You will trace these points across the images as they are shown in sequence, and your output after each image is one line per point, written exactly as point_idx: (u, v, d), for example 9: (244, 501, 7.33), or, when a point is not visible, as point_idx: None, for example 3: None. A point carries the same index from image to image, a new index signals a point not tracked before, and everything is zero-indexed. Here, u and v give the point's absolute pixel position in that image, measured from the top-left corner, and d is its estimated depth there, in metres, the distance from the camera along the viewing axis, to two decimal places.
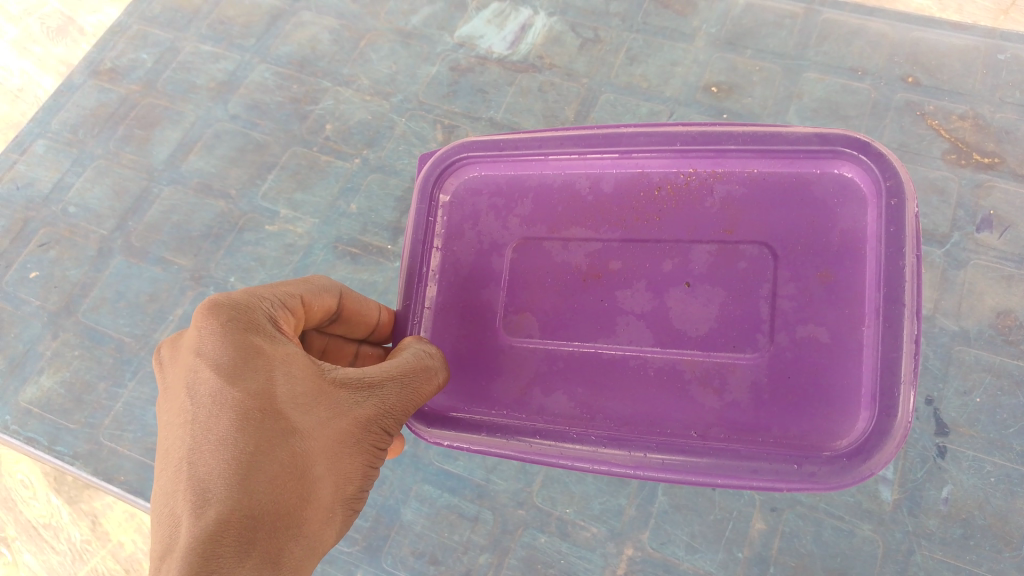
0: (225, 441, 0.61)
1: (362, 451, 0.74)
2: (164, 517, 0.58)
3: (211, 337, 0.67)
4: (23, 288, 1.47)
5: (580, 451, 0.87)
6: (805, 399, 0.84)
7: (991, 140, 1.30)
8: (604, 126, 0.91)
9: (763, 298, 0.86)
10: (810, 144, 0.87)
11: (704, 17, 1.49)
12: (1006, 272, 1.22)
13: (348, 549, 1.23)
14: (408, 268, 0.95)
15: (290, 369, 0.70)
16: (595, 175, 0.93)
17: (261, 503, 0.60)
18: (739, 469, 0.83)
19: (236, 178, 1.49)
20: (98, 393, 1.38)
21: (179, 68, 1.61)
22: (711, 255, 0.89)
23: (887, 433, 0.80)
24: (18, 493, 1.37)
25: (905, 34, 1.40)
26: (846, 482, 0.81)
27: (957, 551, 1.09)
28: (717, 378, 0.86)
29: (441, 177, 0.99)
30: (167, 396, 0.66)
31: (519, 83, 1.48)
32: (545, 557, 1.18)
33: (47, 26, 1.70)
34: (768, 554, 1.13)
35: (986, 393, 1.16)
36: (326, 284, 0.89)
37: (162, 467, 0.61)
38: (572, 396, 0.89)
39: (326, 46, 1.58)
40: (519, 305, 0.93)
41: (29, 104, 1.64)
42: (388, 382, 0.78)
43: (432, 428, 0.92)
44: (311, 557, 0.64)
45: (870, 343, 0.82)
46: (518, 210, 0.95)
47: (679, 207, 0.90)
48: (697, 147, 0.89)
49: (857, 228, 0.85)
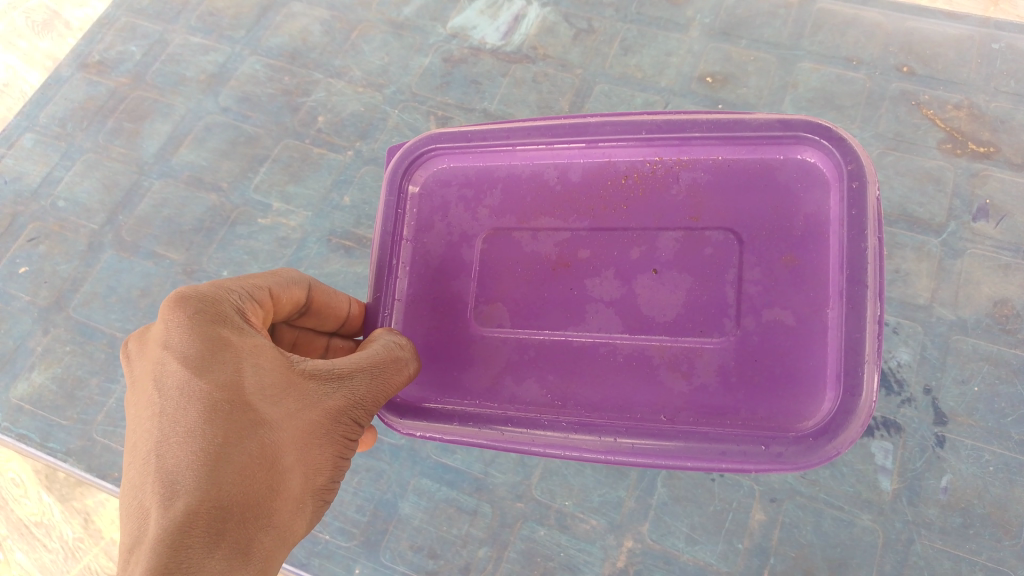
0: (193, 432, 0.59)
1: (331, 442, 0.72)
2: (132, 510, 0.56)
3: (178, 328, 0.66)
4: (11, 284, 1.44)
5: (551, 438, 0.86)
6: (773, 382, 0.83)
7: (986, 130, 1.30)
8: (570, 115, 0.90)
9: (730, 284, 0.85)
10: (771, 130, 0.87)
11: (699, 7, 1.48)
12: (1003, 261, 1.22)
13: (345, 545, 1.22)
14: (378, 261, 0.93)
15: (258, 360, 0.69)
16: (563, 165, 0.93)
17: (230, 494, 0.58)
18: (709, 452, 0.82)
19: (227, 171, 1.47)
20: (90, 389, 1.36)
21: (168, 61, 1.59)
22: (678, 242, 0.88)
23: (852, 413, 0.80)
24: (7, 492, 1.35)
25: (899, 23, 1.40)
26: (814, 462, 0.80)
27: (957, 540, 1.09)
28: (685, 363, 0.85)
29: (410, 169, 0.97)
30: (133, 389, 0.65)
31: (512, 73, 1.46)
32: (545, 550, 1.17)
33: (32, 20, 1.66)
34: (768, 545, 1.12)
35: (984, 382, 1.16)
36: (295, 276, 0.88)
37: (129, 460, 0.59)
38: (544, 384, 0.88)
39: (318, 37, 1.56)
40: (489, 295, 0.92)
41: (14, 98, 1.61)
42: (357, 373, 0.77)
43: (405, 419, 0.91)
44: (281, 548, 0.63)
45: (835, 324, 0.82)
46: (488, 200, 0.94)
47: (645, 195, 0.90)
48: (662, 135, 0.89)
49: (820, 213, 0.85)
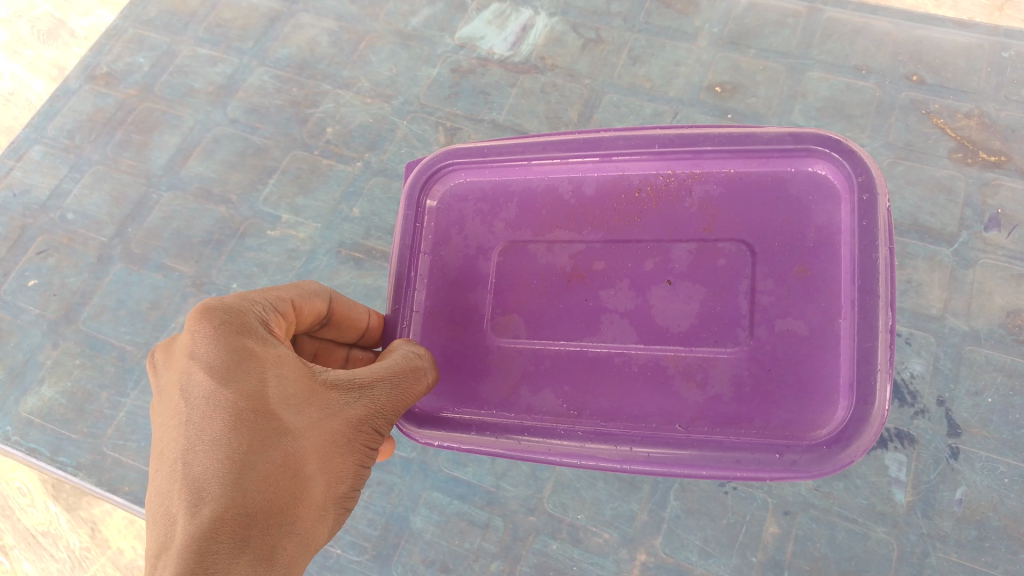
0: (219, 441, 0.60)
1: (353, 451, 0.72)
2: (159, 516, 0.57)
3: (204, 339, 0.66)
4: (21, 296, 1.45)
5: (568, 447, 0.86)
6: (786, 391, 0.83)
7: (997, 139, 1.29)
8: (584, 130, 0.90)
9: (742, 295, 0.85)
10: (783, 143, 0.86)
11: (706, 16, 1.48)
12: (1015, 271, 1.21)
13: (356, 559, 1.21)
14: (396, 273, 0.94)
15: (283, 370, 0.69)
16: (577, 179, 0.93)
17: (255, 501, 0.59)
18: (723, 460, 0.82)
19: (236, 184, 1.47)
20: (99, 403, 1.36)
21: (176, 72, 1.59)
22: (691, 254, 0.88)
23: (865, 421, 0.79)
24: (15, 502, 1.35)
25: (907, 32, 1.40)
26: (828, 470, 0.79)
27: (973, 553, 1.08)
28: (699, 372, 0.85)
29: (428, 184, 0.97)
30: (161, 398, 0.65)
31: (521, 84, 1.46)
32: (557, 564, 1.17)
33: (38, 29, 1.67)
34: (782, 558, 1.12)
35: (997, 393, 1.15)
36: (315, 288, 0.87)
37: (157, 467, 0.60)
38: (560, 393, 0.88)
39: (325, 48, 1.57)
40: (506, 307, 0.91)
41: (21, 107, 1.61)
42: (378, 383, 0.76)
43: (422, 428, 0.91)
44: (304, 554, 0.64)
45: (847, 335, 0.81)
46: (504, 214, 0.94)
47: (659, 208, 0.90)
48: (674, 150, 0.89)
49: (831, 224, 0.84)
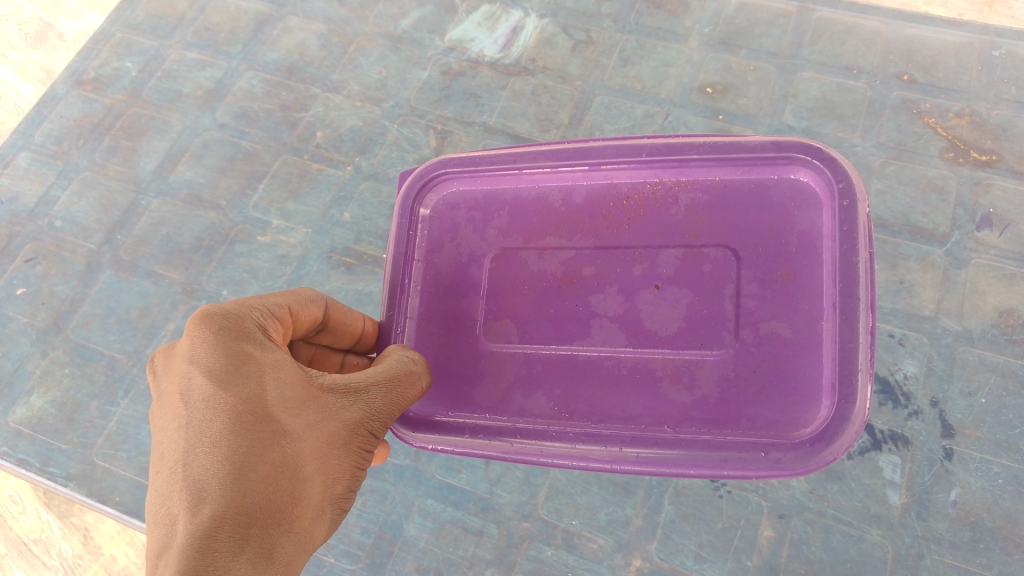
0: (219, 443, 0.59)
1: (349, 453, 0.71)
2: (160, 517, 0.56)
3: (203, 344, 0.65)
4: (9, 305, 1.43)
5: (559, 448, 0.85)
6: (772, 391, 0.82)
7: (988, 138, 1.29)
8: (572, 140, 0.90)
9: (729, 298, 0.85)
10: (765, 152, 0.86)
11: (697, 16, 1.47)
12: (1007, 270, 1.21)
13: (350, 568, 1.20)
14: (391, 279, 0.93)
15: (281, 374, 0.68)
16: (567, 187, 0.92)
17: (254, 500, 0.58)
18: (710, 459, 0.81)
19: (225, 189, 1.46)
20: (89, 412, 1.35)
21: (165, 77, 1.58)
22: (678, 259, 0.87)
23: (847, 420, 0.78)
24: (5, 511, 1.34)
25: (898, 31, 1.39)
26: (812, 468, 0.79)
27: (967, 554, 1.08)
28: (687, 374, 0.84)
29: (421, 192, 0.96)
30: (159, 402, 0.64)
31: (511, 86, 1.45)
32: (552, 570, 1.16)
33: (25, 32, 1.66)
34: (778, 562, 1.11)
35: (990, 393, 1.15)
36: (312, 294, 0.86)
37: (157, 469, 0.59)
38: (552, 397, 0.87)
39: (315, 52, 1.56)
40: (498, 312, 0.91)
41: (8, 112, 1.60)
42: (372, 387, 0.75)
43: (417, 433, 0.90)
44: (303, 554, 0.63)
45: (830, 337, 0.81)
46: (496, 221, 0.93)
47: (646, 215, 0.89)
48: (661, 158, 0.88)
49: (813, 230, 0.84)
